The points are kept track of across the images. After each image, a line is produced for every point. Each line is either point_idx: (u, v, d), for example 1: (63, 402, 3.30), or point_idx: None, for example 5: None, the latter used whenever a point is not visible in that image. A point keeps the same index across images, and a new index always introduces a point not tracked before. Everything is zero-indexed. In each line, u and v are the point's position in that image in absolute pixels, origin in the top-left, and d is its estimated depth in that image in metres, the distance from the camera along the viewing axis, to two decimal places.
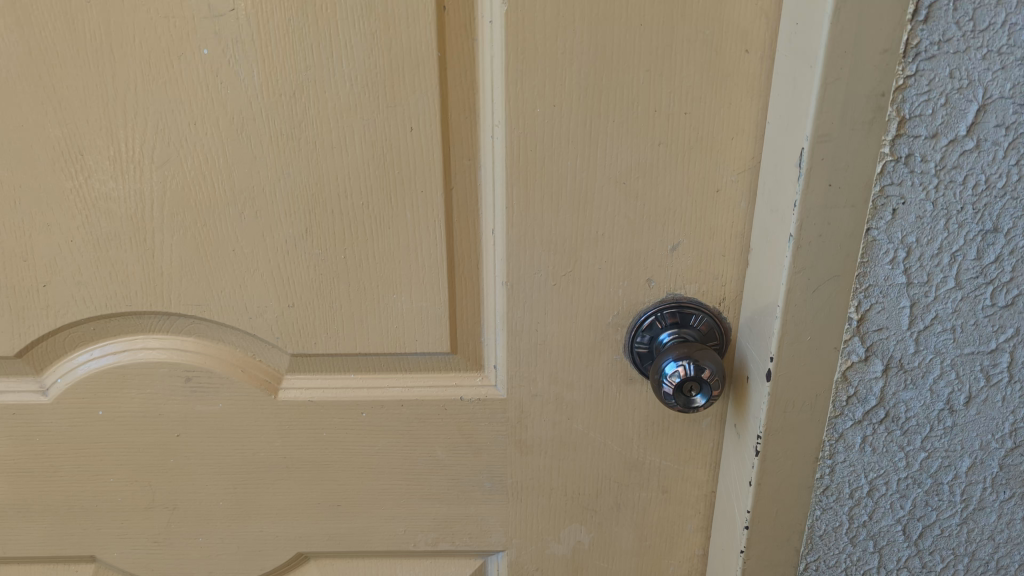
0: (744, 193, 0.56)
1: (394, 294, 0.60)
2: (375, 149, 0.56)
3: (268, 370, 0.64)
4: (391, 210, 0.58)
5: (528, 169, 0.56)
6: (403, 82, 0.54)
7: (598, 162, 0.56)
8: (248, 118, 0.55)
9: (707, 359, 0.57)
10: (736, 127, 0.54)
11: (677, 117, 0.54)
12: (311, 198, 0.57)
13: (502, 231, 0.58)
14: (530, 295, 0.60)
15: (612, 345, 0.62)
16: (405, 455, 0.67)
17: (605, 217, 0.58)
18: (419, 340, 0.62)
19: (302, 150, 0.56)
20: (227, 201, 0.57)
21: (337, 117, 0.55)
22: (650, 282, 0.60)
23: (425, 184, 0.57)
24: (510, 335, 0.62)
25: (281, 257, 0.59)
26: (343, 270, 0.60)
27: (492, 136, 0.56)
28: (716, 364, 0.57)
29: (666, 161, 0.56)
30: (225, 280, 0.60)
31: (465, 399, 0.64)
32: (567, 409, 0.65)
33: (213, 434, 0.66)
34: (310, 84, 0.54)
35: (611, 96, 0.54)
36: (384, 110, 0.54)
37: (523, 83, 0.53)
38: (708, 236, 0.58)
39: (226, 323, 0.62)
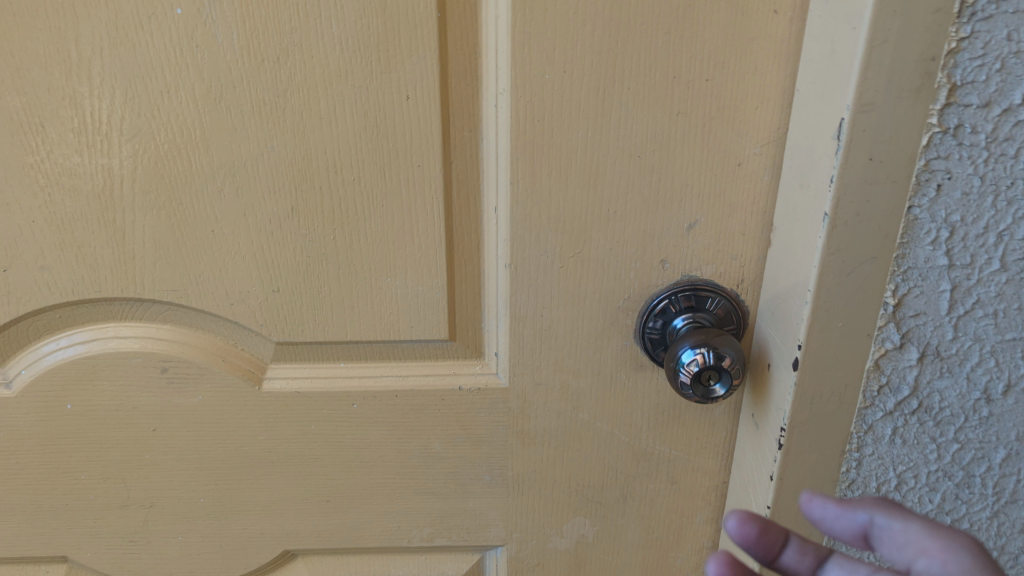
0: (767, 166, 0.52)
1: (388, 277, 0.56)
2: (368, 119, 0.51)
3: (251, 359, 0.59)
4: (385, 186, 0.53)
5: (535, 141, 0.51)
6: (398, 45, 0.49)
7: (611, 134, 0.51)
8: (227, 85, 0.50)
9: (727, 345, 0.53)
10: (762, 95, 0.50)
11: (698, 85, 0.50)
12: (297, 174, 0.52)
13: (506, 209, 0.54)
14: (535, 277, 0.56)
15: (622, 330, 0.58)
16: (399, 448, 0.63)
17: (617, 193, 0.53)
18: (415, 326, 0.58)
19: (287, 120, 0.51)
20: (204, 177, 0.52)
21: (325, 85, 0.50)
22: (664, 263, 0.56)
23: (422, 158, 0.52)
24: (513, 320, 0.58)
25: (264, 238, 0.54)
26: (333, 251, 0.55)
27: (496, 105, 0.51)
28: (735, 350, 0.53)
29: (684, 133, 0.51)
30: (202, 263, 0.55)
31: (464, 389, 0.60)
32: (573, 398, 0.61)
33: (192, 428, 0.61)
34: (295, 47, 0.49)
35: (626, 62, 0.49)
36: (378, 77, 0.49)
37: (531, 47, 0.48)
38: (727, 213, 0.54)
39: (205, 310, 0.57)
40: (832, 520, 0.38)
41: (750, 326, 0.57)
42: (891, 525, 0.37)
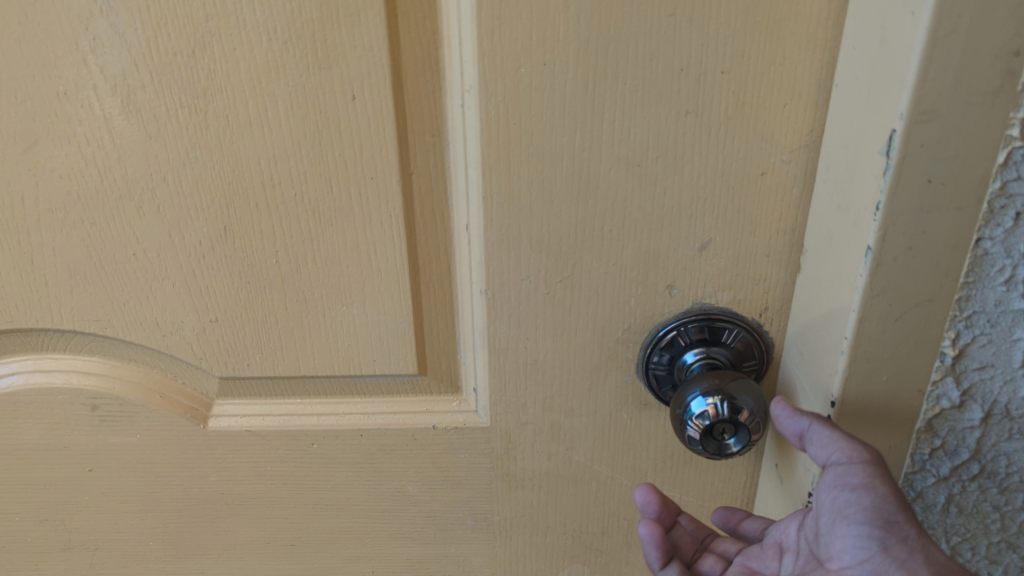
0: (797, 176, 0.43)
1: (343, 306, 0.47)
2: (308, 124, 0.42)
3: (192, 395, 0.51)
4: (334, 203, 0.44)
5: (511, 148, 0.42)
6: (338, 35, 0.39)
7: (604, 139, 0.42)
8: (135, 86, 0.41)
9: (745, 394, 0.44)
10: (790, 90, 0.40)
11: (710, 79, 0.40)
12: (227, 189, 0.44)
13: (479, 228, 0.45)
14: (517, 305, 0.47)
15: (623, 365, 0.49)
16: (368, 491, 0.55)
17: (614, 208, 0.44)
18: (378, 360, 0.49)
19: (210, 125, 0.42)
20: (118, 193, 0.44)
21: (252, 84, 0.41)
22: (671, 290, 0.47)
23: (376, 170, 0.43)
24: (493, 353, 0.49)
25: (195, 262, 0.46)
26: (277, 278, 0.46)
27: (462, 105, 0.42)
28: (755, 398, 0.44)
29: (694, 137, 0.42)
30: (126, 291, 0.47)
31: (439, 428, 0.52)
32: (567, 439, 0.52)
33: (132, 469, 0.54)
34: (212, 38, 0.40)
35: (622, 51, 0.40)
36: (317, 73, 0.40)
37: (503, 34, 0.39)
38: (747, 232, 0.44)
39: (134, 342, 0.49)
40: (782, 419, 0.41)
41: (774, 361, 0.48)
42: (839, 442, 0.38)
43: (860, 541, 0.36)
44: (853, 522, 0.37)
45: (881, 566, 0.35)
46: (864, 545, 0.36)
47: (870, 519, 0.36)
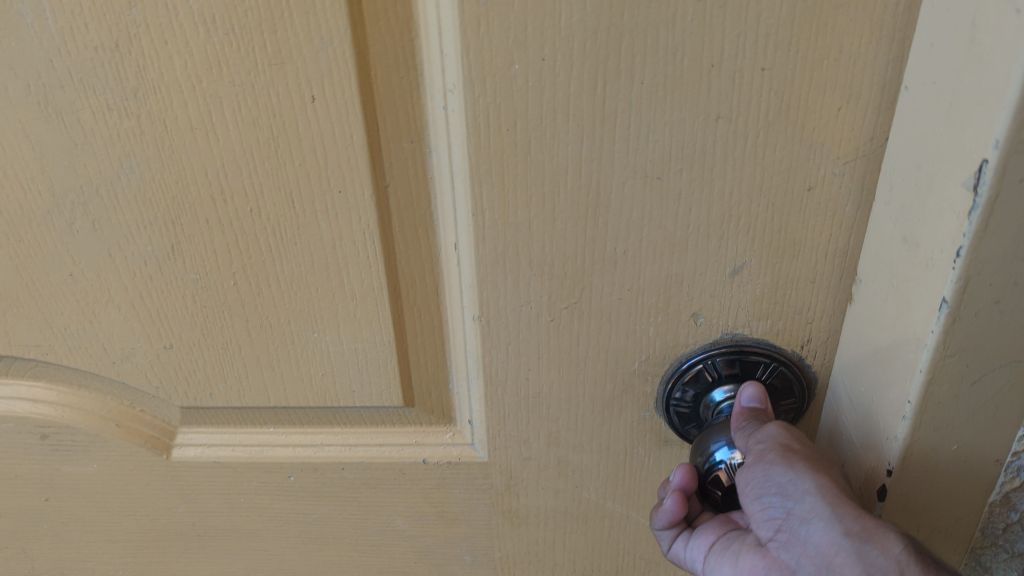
0: (852, 192, 0.35)
1: (316, 334, 0.41)
2: (260, 131, 0.35)
3: (153, 423, 0.46)
4: (297, 220, 0.37)
5: (506, 158, 0.35)
6: (291, 25, 0.32)
7: (617, 148, 0.35)
8: (51, 85, 0.34)
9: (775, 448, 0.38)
10: (846, 91, 0.33)
11: (748, 76, 0.33)
12: (171, 204, 0.37)
13: (470, 247, 0.38)
14: (515, 333, 0.41)
15: (639, 400, 0.43)
16: (354, 525, 0.49)
17: (628, 227, 0.37)
18: (357, 391, 0.43)
19: (144, 131, 0.35)
20: (44, 207, 0.37)
21: (191, 83, 0.34)
22: (696, 318, 0.40)
23: (345, 183, 0.36)
24: (489, 385, 0.43)
25: (141, 285, 0.40)
26: (237, 303, 0.40)
27: (445, 107, 0.34)
28: None
29: (726, 145, 0.34)
30: (66, 314, 0.41)
31: (430, 462, 0.46)
32: (575, 475, 0.46)
33: (93, 498, 0.49)
34: (138, 29, 0.32)
35: (638, 42, 0.32)
36: (268, 71, 0.33)
37: (492, 23, 0.32)
38: (788, 255, 0.37)
39: (82, 369, 0.43)
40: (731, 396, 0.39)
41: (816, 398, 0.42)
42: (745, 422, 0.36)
43: (768, 514, 0.34)
44: (755, 499, 0.35)
45: (796, 533, 0.34)
46: (773, 516, 0.34)
47: (765, 491, 0.34)
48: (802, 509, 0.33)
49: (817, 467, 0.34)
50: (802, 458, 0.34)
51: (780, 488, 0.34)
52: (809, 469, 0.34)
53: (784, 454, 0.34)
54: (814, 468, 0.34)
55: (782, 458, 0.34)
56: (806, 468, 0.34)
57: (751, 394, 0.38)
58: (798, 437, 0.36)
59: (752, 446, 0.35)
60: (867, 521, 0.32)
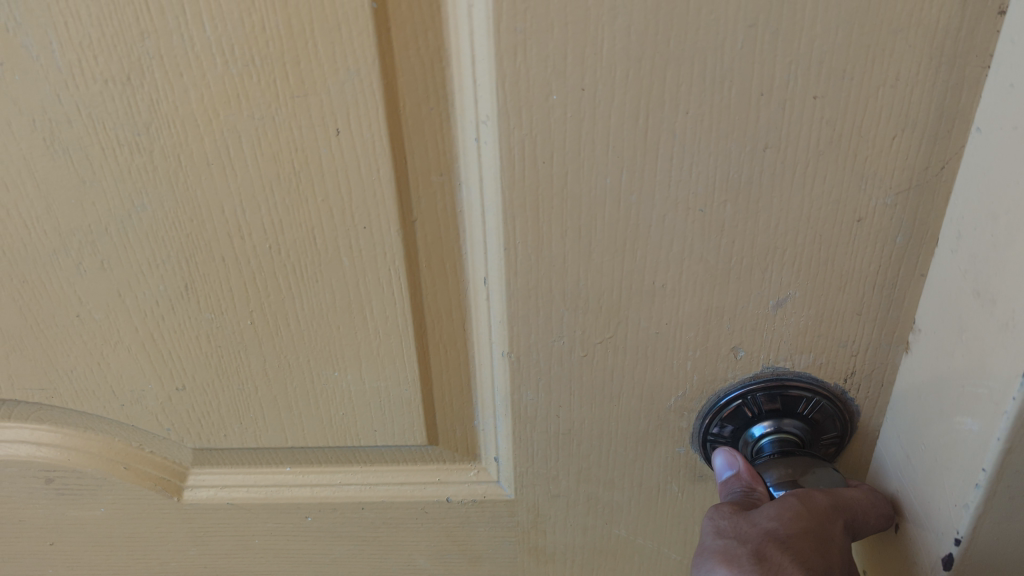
0: (904, 222, 0.34)
1: (336, 373, 0.39)
2: (281, 165, 0.33)
3: (164, 465, 0.43)
4: (319, 257, 0.35)
5: (541, 192, 0.33)
6: (315, 55, 0.30)
7: (658, 179, 0.33)
8: (57, 120, 0.32)
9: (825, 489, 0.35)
10: (902, 119, 0.31)
11: (799, 105, 0.31)
12: (185, 242, 0.35)
13: (500, 282, 0.36)
14: (546, 370, 0.39)
15: (674, 436, 0.41)
16: (374, 564, 0.48)
17: (667, 260, 0.35)
18: (379, 431, 0.41)
19: (157, 167, 0.33)
20: (50, 246, 0.35)
21: (207, 116, 0.32)
22: (736, 352, 0.38)
23: (370, 218, 0.34)
24: (518, 422, 0.41)
25: (152, 326, 0.38)
26: (253, 342, 0.38)
27: (477, 139, 0.32)
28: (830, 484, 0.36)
29: (774, 175, 0.33)
30: (72, 357, 0.39)
31: (454, 500, 0.44)
32: (605, 511, 0.44)
33: (100, 542, 0.47)
34: (151, 61, 0.30)
35: (684, 71, 0.30)
36: (290, 103, 0.31)
37: (530, 52, 0.30)
38: (835, 287, 0.35)
39: (89, 412, 0.41)
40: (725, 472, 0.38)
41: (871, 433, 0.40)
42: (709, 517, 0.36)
43: None
44: None
45: None
46: None
47: None
48: None
49: (719, 561, 0.32)
50: (711, 555, 0.33)
51: None
52: (713, 567, 0.32)
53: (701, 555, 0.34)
54: (718, 562, 0.32)
55: (697, 563, 0.33)
56: (708, 568, 0.33)
57: (723, 461, 0.38)
58: (721, 520, 0.34)
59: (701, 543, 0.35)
60: None
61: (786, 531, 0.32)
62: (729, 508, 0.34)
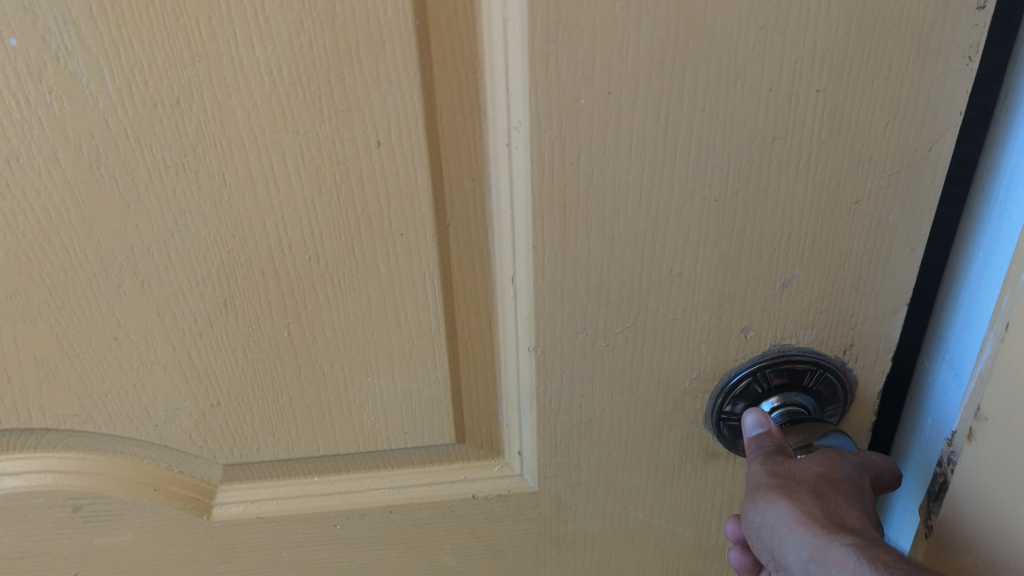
0: (896, 201, 0.37)
1: (369, 379, 0.41)
2: (322, 178, 0.34)
3: (192, 483, 0.44)
4: (356, 265, 0.37)
5: (568, 191, 0.35)
6: (359, 72, 0.32)
7: (676, 173, 0.35)
8: (104, 146, 0.33)
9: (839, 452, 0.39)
10: (895, 106, 0.34)
11: (804, 98, 0.34)
12: (226, 258, 0.36)
13: (528, 280, 0.38)
14: (570, 362, 0.41)
15: (689, 417, 0.43)
16: (401, 567, 0.49)
17: (684, 249, 0.38)
18: (409, 433, 0.43)
19: (202, 186, 0.34)
20: (90, 270, 0.36)
21: (253, 134, 0.33)
22: (746, 332, 0.41)
23: (407, 225, 0.36)
24: (543, 415, 0.43)
25: (190, 343, 0.38)
26: (290, 353, 0.39)
27: (508, 144, 0.35)
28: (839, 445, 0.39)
29: (781, 165, 0.36)
30: (107, 380, 0.39)
31: (479, 496, 0.46)
32: (623, 496, 0.47)
33: (127, 567, 0.47)
34: (201, 84, 0.32)
35: (701, 71, 0.33)
36: (333, 118, 0.33)
37: (560, 60, 0.32)
38: (836, 265, 0.39)
39: (121, 435, 0.41)
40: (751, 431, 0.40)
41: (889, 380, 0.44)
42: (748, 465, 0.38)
43: (768, 554, 0.36)
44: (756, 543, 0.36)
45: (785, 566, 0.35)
46: (770, 556, 0.36)
47: (754, 533, 0.36)
48: (778, 544, 0.35)
49: (779, 495, 0.35)
50: (768, 490, 0.35)
51: (761, 528, 0.35)
52: (772, 501, 0.35)
53: (754, 492, 0.36)
54: (777, 497, 0.35)
55: (751, 499, 0.36)
56: (767, 501, 0.35)
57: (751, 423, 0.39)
58: (774, 464, 0.37)
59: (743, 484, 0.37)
60: (825, 540, 0.33)
61: (834, 479, 0.36)
62: (778, 457, 0.37)
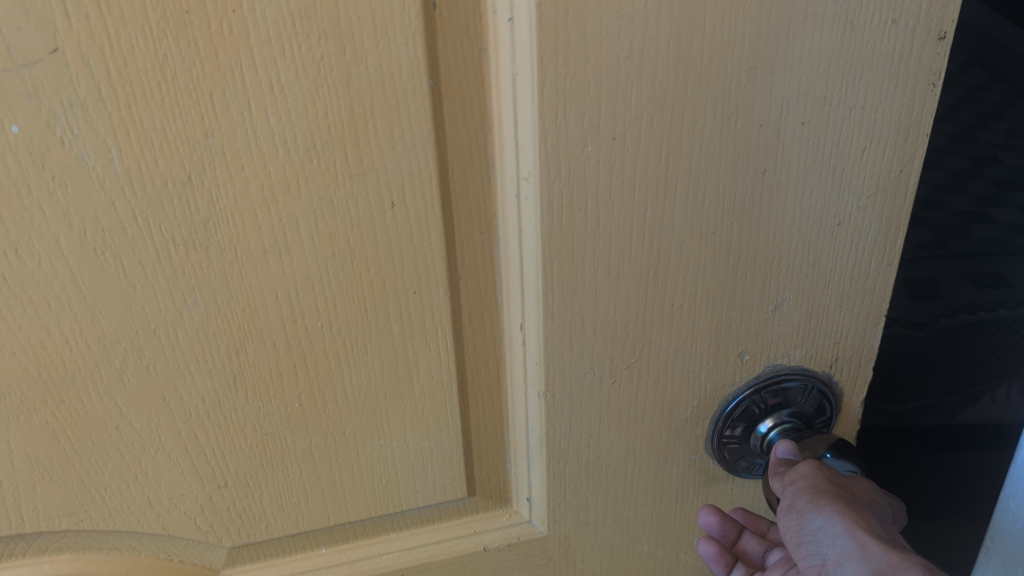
0: (874, 221, 0.39)
1: (381, 441, 0.40)
2: (336, 243, 0.34)
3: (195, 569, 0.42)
4: (369, 327, 0.37)
5: (576, 237, 0.36)
6: (373, 135, 0.32)
7: (677, 210, 0.37)
8: (110, 229, 0.32)
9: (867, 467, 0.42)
10: (870, 132, 0.37)
11: (791, 131, 0.36)
12: (236, 332, 0.35)
13: (537, 326, 0.38)
14: (579, 403, 0.41)
15: (691, 444, 0.44)
16: None
17: (685, 282, 0.39)
18: (421, 491, 0.42)
19: (212, 262, 0.33)
20: (92, 358, 0.34)
21: (266, 205, 0.32)
22: (742, 357, 0.42)
23: (419, 282, 0.36)
24: (552, 459, 0.43)
25: (197, 424, 0.37)
26: (300, 423, 0.38)
27: (518, 195, 0.35)
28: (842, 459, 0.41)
29: (771, 195, 0.37)
30: (108, 472, 0.37)
31: (490, 548, 0.46)
32: (629, 531, 0.47)
33: None
34: (213, 159, 0.31)
35: (698, 112, 0.34)
36: (347, 182, 0.33)
37: (568, 111, 0.33)
38: (822, 285, 0.41)
39: (121, 528, 0.39)
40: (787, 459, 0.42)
41: (878, 410, 0.62)
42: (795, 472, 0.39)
43: (811, 558, 0.37)
44: (800, 544, 0.38)
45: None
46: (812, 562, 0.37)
47: (803, 535, 0.37)
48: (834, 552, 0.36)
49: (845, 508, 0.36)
50: (832, 501, 0.37)
51: (815, 533, 0.37)
52: (837, 512, 0.36)
53: (815, 496, 0.37)
54: (843, 511, 0.36)
55: (812, 501, 0.37)
56: (834, 510, 0.36)
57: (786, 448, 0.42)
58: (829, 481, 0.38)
59: (790, 486, 0.39)
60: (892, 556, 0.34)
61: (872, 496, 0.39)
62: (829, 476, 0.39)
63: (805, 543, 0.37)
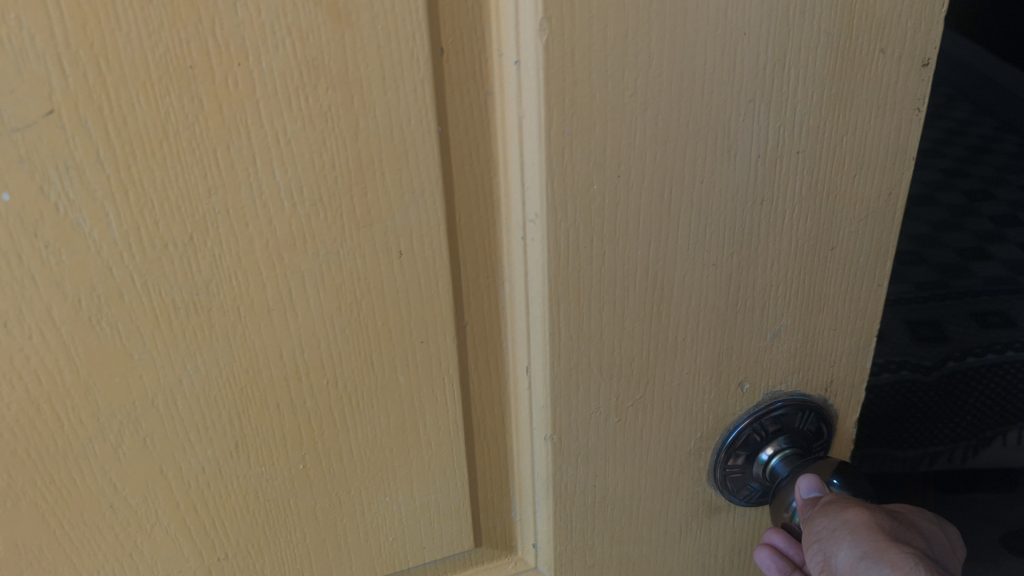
0: (865, 243, 0.40)
1: (387, 496, 0.39)
2: (342, 297, 0.33)
3: None
4: (375, 381, 0.35)
5: (582, 277, 0.36)
6: (381, 184, 0.31)
7: (679, 244, 0.37)
8: (106, 297, 0.30)
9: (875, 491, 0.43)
10: (860, 159, 0.38)
11: (787, 161, 0.36)
12: (239, 396, 0.34)
13: (543, 369, 0.38)
14: (585, 444, 0.41)
15: (694, 476, 0.44)
16: None
17: (687, 315, 0.39)
18: (427, 546, 0.41)
19: (214, 325, 0.32)
20: (85, 434, 0.32)
21: (270, 262, 0.31)
22: (742, 385, 0.42)
23: (426, 331, 0.35)
24: (559, 502, 0.42)
25: (198, 493, 0.35)
26: (305, 485, 0.37)
27: (524, 238, 0.35)
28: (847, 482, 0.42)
29: (769, 225, 0.38)
30: (102, 551, 0.35)
31: None
32: (634, 568, 0.47)
33: None
34: (216, 218, 0.30)
35: (700, 147, 0.34)
36: (354, 233, 0.32)
37: (575, 151, 0.33)
38: (816, 309, 0.41)
39: None
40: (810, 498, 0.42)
41: None
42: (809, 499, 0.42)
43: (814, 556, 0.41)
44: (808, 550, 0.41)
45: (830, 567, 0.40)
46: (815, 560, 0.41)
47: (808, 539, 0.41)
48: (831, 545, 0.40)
49: (844, 505, 0.40)
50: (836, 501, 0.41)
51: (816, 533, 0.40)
52: (839, 508, 0.40)
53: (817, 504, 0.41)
54: (845, 506, 0.40)
55: (815, 506, 0.41)
56: (834, 509, 0.40)
57: (808, 485, 0.41)
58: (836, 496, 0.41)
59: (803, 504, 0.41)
60: None
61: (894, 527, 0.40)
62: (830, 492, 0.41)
63: (813, 543, 0.40)
